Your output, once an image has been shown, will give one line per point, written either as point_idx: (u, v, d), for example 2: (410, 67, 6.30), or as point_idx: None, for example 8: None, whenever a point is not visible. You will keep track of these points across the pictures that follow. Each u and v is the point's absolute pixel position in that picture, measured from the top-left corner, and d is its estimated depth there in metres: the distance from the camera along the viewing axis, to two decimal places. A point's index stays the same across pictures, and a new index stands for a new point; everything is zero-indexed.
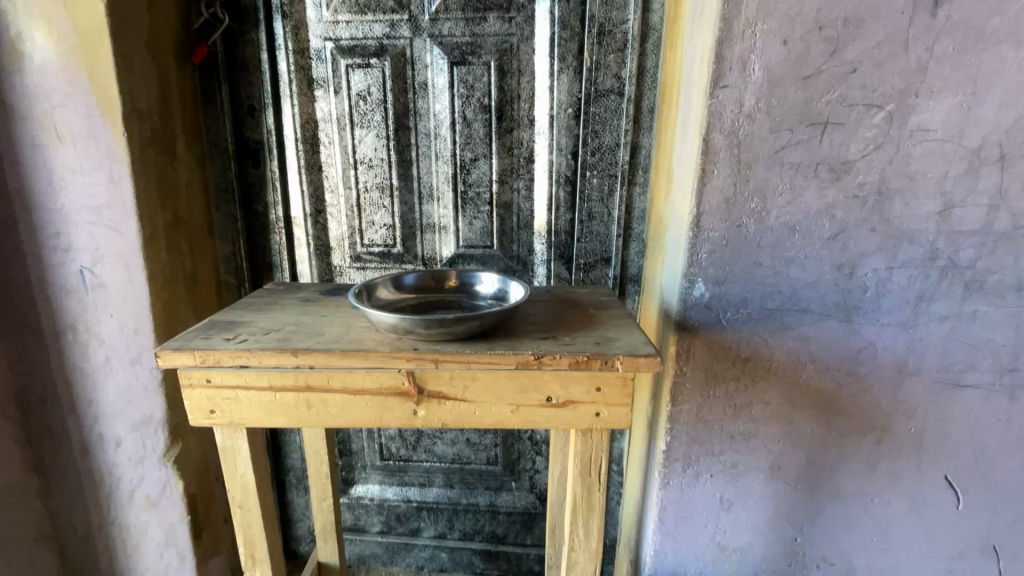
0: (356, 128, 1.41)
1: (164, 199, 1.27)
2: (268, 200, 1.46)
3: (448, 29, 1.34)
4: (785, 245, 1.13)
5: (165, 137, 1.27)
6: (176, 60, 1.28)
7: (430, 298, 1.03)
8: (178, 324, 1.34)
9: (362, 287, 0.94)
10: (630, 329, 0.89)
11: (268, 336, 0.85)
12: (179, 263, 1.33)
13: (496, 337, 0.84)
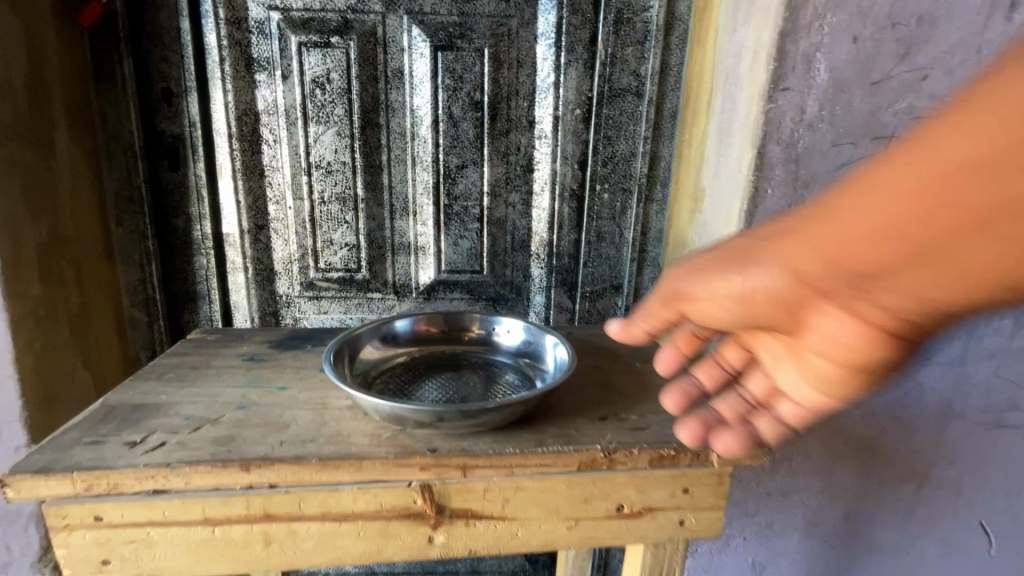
0: (312, 124, 1.11)
1: (34, 211, 0.91)
2: (191, 212, 1.13)
3: (431, 6, 1.08)
4: None
5: (39, 126, 0.91)
6: (54, 21, 0.93)
7: (437, 354, 0.82)
8: (60, 381, 0.98)
9: (347, 341, 0.73)
10: None
11: (199, 434, 0.56)
12: (62, 298, 0.98)
13: (541, 423, 0.60)
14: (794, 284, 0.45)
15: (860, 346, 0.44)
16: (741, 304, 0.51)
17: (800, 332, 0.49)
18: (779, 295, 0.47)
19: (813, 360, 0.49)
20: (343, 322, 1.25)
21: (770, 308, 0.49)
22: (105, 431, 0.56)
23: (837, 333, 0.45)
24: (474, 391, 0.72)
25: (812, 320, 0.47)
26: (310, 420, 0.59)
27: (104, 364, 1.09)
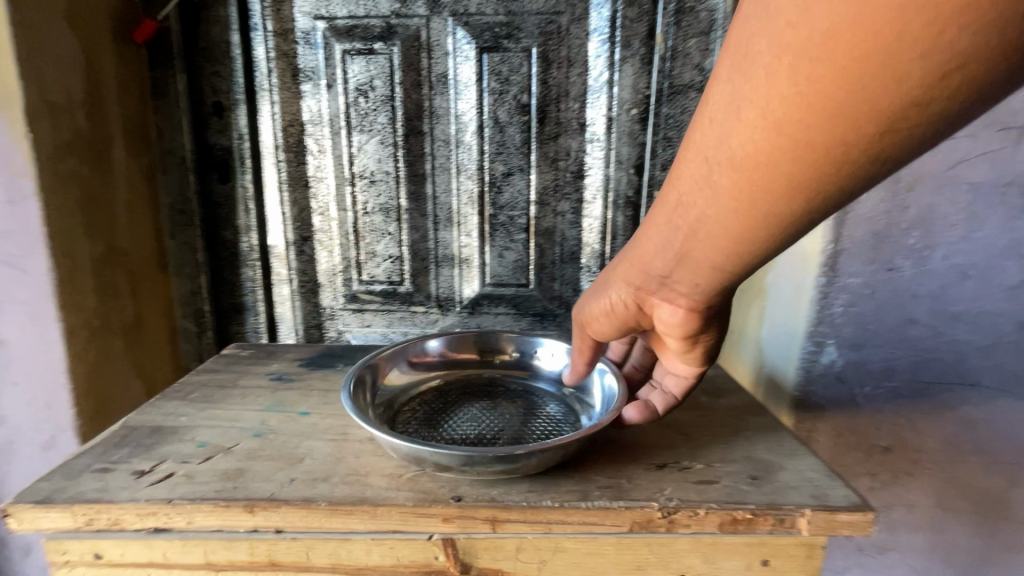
0: (356, 133, 1.09)
1: (90, 226, 0.93)
2: (238, 224, 1.13)
3: (477, 6, 1.03)
4: (952, 296, 0.79)
5: (96, 141, 0.94)
6: (111, 40, 0.96)
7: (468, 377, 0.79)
8: (113, 391, 0.99)
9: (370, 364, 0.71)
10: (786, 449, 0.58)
11: (208, 466, 0.51)
12: (116, 311, 0.99)
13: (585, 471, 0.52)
14: (707, 165, 0.46)
15: (688, 318, 0.58)
16: (613, 314, 0.62)
17: (669, 295, 0.57)
18: (637, 296, 0.60)
19: (671, 339, 0.62)
20: (386, 336, 1.21)
21: (631, 309, 0.61)
22: (118, 456, 0.52)
23: (674, 312, 0.58)
24: (509, 423, 0.66)
25: (660, 298, 0.58)
26: (327, 453, 0.54)
27: (155, 375, 1.10)
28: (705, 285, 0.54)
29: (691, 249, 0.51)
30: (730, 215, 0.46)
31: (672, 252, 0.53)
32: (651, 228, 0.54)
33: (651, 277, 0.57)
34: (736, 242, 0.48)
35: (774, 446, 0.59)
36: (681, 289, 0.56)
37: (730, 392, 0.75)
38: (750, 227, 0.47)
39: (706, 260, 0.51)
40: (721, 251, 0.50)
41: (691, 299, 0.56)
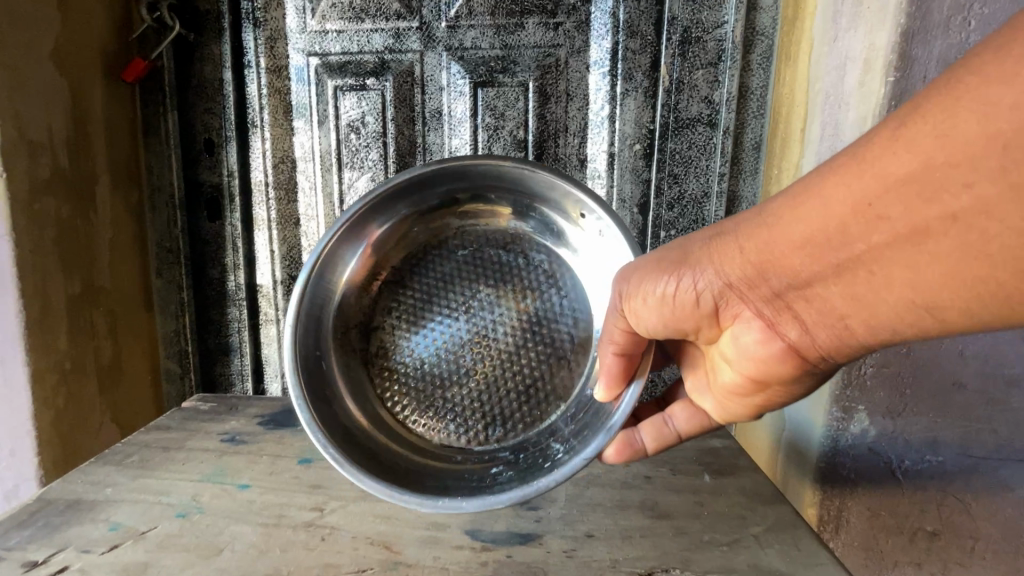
0: (347, 170, 1.04)
1: (67, 266, 0.90)
2: (226, 262, 1.10)
3: (472, 40, 0.98)
4: (1006, 361, 0.68)
5: (80, 180, 0.92)
6: (102, 81, 0.96)
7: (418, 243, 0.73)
8: (83, 438, 0.93)
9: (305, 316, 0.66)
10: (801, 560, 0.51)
11: (110, 558, 0.53)
12: (91, 352, 0.94)
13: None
14: (933, 166, 0.34)
15: (773, 364, 0.50)
16: (680, 309, 0.51)
17: (779, 326, 0.48)
18: (725, 296, 0.49)
19: (729, 376, 0.55)
20: None
21: (711, 315, 0.51)
22: (19, 540, 0.55)
23: (762, 347, 0.50)
24: (510, 340, 0.67)
25: (755, 324, 0.49)
26: (251, 544, 0.54)
27: (133, 420, 1.04)
28: (834, 334, 0.45)
29: (857, 273, 0.40)
30: (930, 258, 0.37)
31: (828, 259, 0.41)
32: (806, 212, 0.41)
33: (775, 284, 0.45)
34: (905, 291, 0.39)
35: (789, 551, 0.52)
36: (806, 322, 0.46)
37: (741, 471, 0.65)
38: (931, 281, 0.37)
39: (861, 295, 0.41)
40: (888, 294, 0.40)
41: (816, 345, 0.47)
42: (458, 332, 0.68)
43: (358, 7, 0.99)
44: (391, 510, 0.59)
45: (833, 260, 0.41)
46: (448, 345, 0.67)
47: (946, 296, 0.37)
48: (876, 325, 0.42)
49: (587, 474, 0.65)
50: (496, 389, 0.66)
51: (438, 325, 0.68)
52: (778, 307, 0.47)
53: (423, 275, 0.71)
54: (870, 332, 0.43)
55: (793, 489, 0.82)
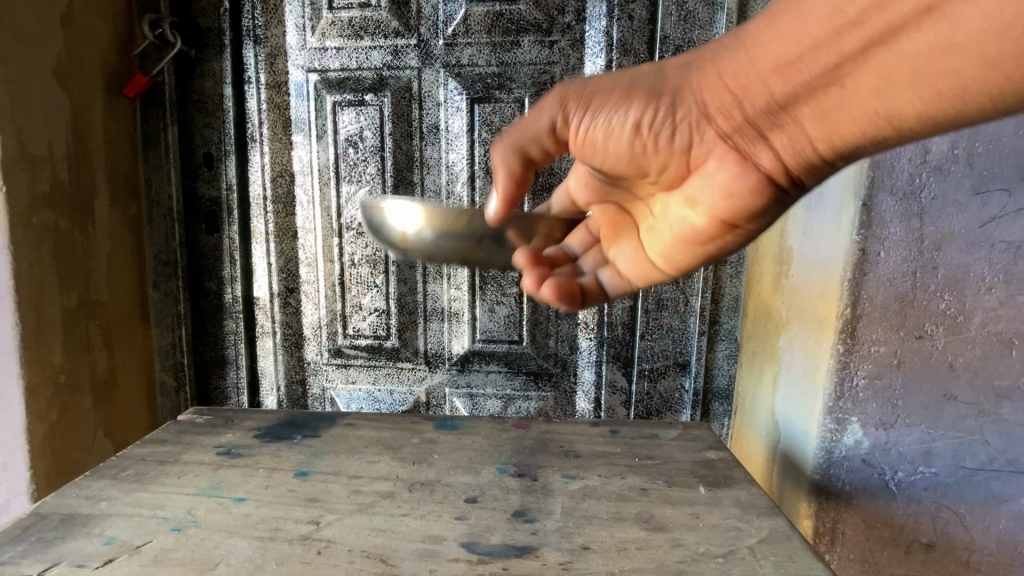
0: (344, 184, 1.05)
1: (63, 278, 0.90)
2: (223, 275, 1.11)
3: (469, 57, 1.00)
4: (995, 372, 0.69)
5: (79, 193, 0.93)
6: (103, 96, 0.97)
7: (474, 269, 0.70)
8: (76, 453, 0.92)
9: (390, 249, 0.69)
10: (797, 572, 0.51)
11: (105, 573, 0.52)
12: (86, 365, 0.94)
13: None
14: None
15: (744, 200, 0.52)
16: (654, 143, 0.52)
17: (751, 157, 0.50)
18: (703, 129, 0.51)
19: (686, 220, 0.56)
20: (372, 394, 1.14)
21: (684, 150, 0.52)
22: (11, 555, 0.54)
23: (731, 182, 0.52)
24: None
25: (727, 159, 0.51)
26: (246, 558, 0.54)
27: (126, 436, 1.04)
28: (809, 154, 0.48)
29: (827, 86, 0.43)
30: (897, 64, 0.39)
31: (800, 76, 0.44)
32: (790, 30, 0.44)
33: (749, 111, 0.48)
34: (874, 100, 0.41)
35: (784, 562, 0.53)
36: (781, 149, 0.49)
37: (735, 483, 0.65)
38: (899, 90, 0.40)
39: (833, 110, 0.44)
40: (858, 105, 0.43)
41: (786, 166, 0.50)
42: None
43: (357, 25, 1.01)
44: (388, 524, 0.59)
45: (807, 70, 0.44)
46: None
47: (911, 103, 0.40)
48: (852, 138, 0.45)
49: (583, 487, 0.65)
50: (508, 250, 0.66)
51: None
52: (754, 134, 0.49)
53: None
54: (842, 146, 0.46)
55: (789, 501, 0.82)
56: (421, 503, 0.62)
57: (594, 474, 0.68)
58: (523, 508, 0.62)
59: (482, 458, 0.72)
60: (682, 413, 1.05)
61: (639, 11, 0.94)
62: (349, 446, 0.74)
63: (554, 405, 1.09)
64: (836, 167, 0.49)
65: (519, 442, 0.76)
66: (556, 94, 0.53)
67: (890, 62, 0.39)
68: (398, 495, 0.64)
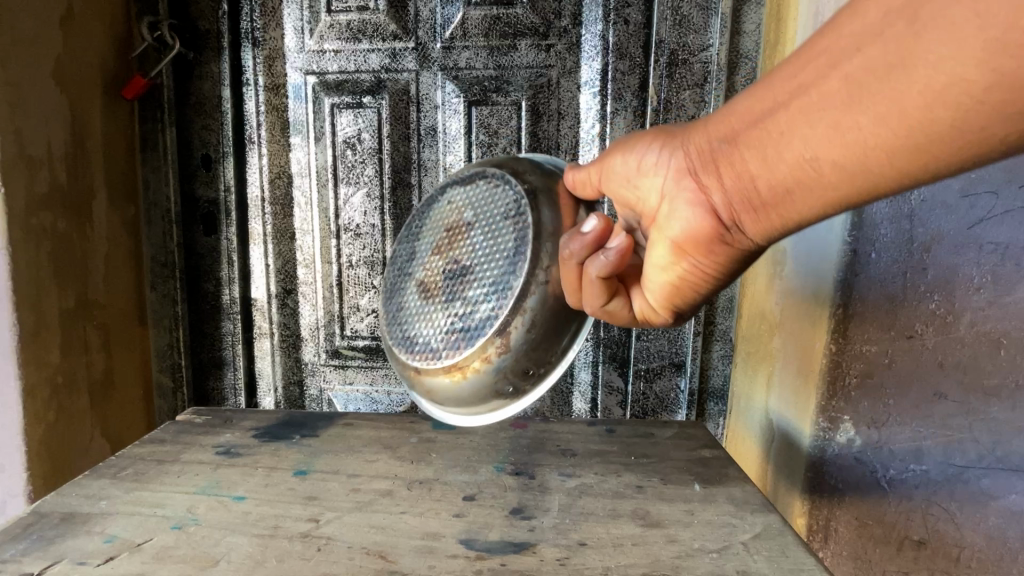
0: (342, 185, 1.06)
1: (61, 279, 0.90)
2: (220, 276, 1.11)
3: (466, 60, 1.01)
4: (984, 370, 0.69)
5: (77, 195, 0.93)
6: (102, 97, 0.97)
7: (436, 284, 0.60)
8: (73, 453, 0.92)
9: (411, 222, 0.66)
10: (790, 568, 0.52)
11: (106, 570, 0.53)
12: (83, 366, 0.94)
13: None
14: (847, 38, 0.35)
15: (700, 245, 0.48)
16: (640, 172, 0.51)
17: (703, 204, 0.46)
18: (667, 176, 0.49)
19: (656, 253, 0.52)
20: (369, 395, 1.14)
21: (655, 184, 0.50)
22: (12, 553, 0.55)
23: (685, 220, 0.48)
24: (474, 288, 0.57)
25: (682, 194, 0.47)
26: (246, 555, 0.54)
27: (123, 437, 1.03)
28: (751, 203, 0.44)
29: (766, 134, 0.40)
30: (826, 120, 0.37)
31: (750, 133, 0.42)
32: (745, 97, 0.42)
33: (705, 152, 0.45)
34: (806, 152, 0.39)
35: (777, 557, 0.54)
36: (725, 193, 0.45)
37: (729, 480, 0.66)
38: (827, 144, 0.37)
39: (770, 164, 0.41)
40: (794, 163, 0.40)
41: (731, 211, 0.45)
42: (441, 253, 0.60)
43: (355, 28, 1.02)
44: (386, 521, 0.59)
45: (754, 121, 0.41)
46: (450, 231, 0.60)
47: (833, 159, 0.38)
48: (783, 190, 0.41)
49: (579, 484, 0.66)
50: (506, 233, 0.56)
51: (434, 245, 0.61)
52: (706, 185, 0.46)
53: (398, 274, 0.64)
54: (777, 199, 0.42)
55: (784, 500, 0.83)
56: (420, 500, 0.63)
57: (591, 472, 0.68)
58: (520, 506, 0.62)
59: (480, 457, 0.72)
60: (678, 413, 1.06)
61: (634, 16, 0.96)
62: (347, 445, 0.75)
63: (551, 405, 1.10)
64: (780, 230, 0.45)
65: (517, 441, 0.77)
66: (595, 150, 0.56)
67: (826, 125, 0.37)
68: (396, 493, 0.64)
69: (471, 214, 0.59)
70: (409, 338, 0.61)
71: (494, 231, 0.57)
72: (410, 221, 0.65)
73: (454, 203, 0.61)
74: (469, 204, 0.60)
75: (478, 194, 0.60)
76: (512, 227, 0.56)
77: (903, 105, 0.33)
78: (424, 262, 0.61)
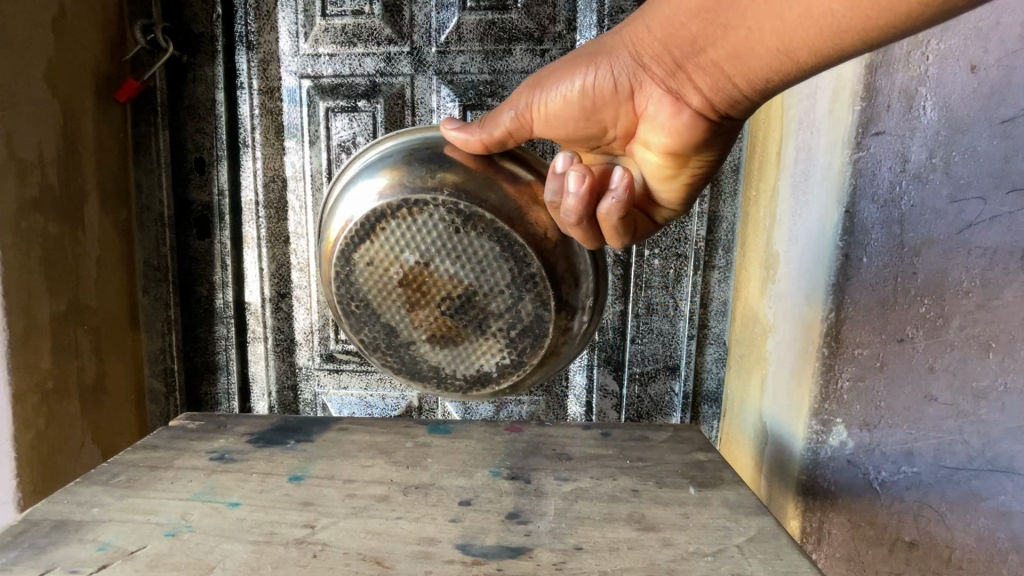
0: None
1: (51, 282, 0.89)
2: (214, 280, 1.10)
3: (461, 64, 1.01)
4: (971, 371, 0.70)
5: (68, 199, 0.92)
6: (94, 101, 0.97)
7: (456, 331, 0.55)
8: (63, 458, 0.91)
9: (356, 313, 0.56)
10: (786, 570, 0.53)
11: None
12: (74, 370, 0.93)
13: None
14: None
15: (685, 141, 0.50)
16: (599, 97, 0.50)
17: (683, 97, 0.48)
18: (634, 77, 0.49)
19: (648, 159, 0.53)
20: (364, 400, 1.14)
21: (623, 97, 0.50)
22: (5, 561, 0.54)
23: (671, 124, 0.50)
24: (495, 302, 0.54)
25: (662, 105, 0.49)
26: (242, 561, 0.54)
27: (116, 441, 1.03)
28: (733, 96, 0.47)
29: (732, 31, 0.43)
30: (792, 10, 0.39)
31: (716, 24, 0.43)
32: None
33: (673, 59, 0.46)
34: (777, 43, 0.41)
35: (771, 559, 0.54)
36: (703, 90, 0.47)
37: (724, 483, 0.67)
38: (798, 33, 0.40)
39: (744, 59, 0.44)
40: (766, 49, 0.42)
41: (713, 109, 0.48)
42: (427, 305, 0.54)
43: (350, 32, 1.02)
44: (383, 526, 0.59)
45: (716, 15, 0.42)
46: (414, 280, 0.53)
47: (805, 43, 0.40)
48: (757, 79, 0.45)
49: (575, 488, 0.66)
50: (480, 241, 0.52)
51: (410, 302, 0.54)
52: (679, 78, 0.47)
53: (391, 345, 0.57)
54: (755, 86, 0.45)
55: (779, 502, 0.85)
56: (415, 505, 0.63)
57: (587, 476, 0.69)
58: (516, 510, 0.62)
59: (476, 461, 0.72)
60: (672, 416, 1.06)
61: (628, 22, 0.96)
62: (342, 450, 0.75)
63: (546, 409, 1.10)
64: (758, 103, 0.48)
65: (512, 444, 0.77)
66: (516, 91, 0.54)
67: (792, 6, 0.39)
68: (393, 498, 0.64)
69: (416, 253, 0.53)
70: (468, 380, 0.57)
71: (465, 248, 0.52)
72: (343, 302, 0.57)
73: (384, 260, 0.53)
74: (406, 245, 0.53)
75: (402, 232, 0.53)
76: (478, 232, 0.52)
77: None
78: (416, 321, 0.55)
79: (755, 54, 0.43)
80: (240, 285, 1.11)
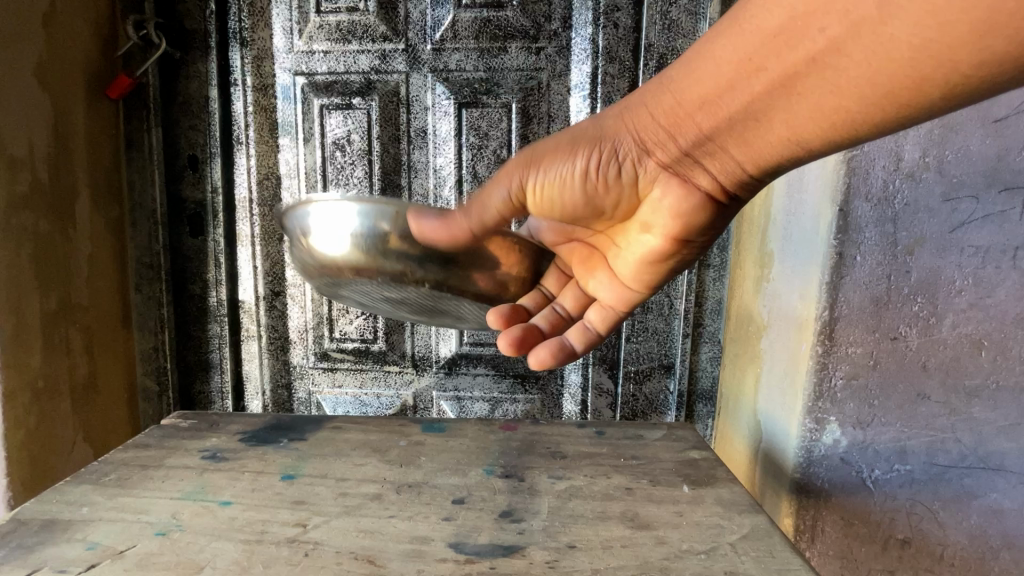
0: (332, 187, 1.05)
1: (42, 280, 0.88)
2: (208, 278, 1.10)
3: (457, 62, 1.01)
4: (962, 369, 0.71)
5: (60, 195, 0.92)
6: (86, 95, 0.96)
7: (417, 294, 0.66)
8: (54, 458, 0.90)
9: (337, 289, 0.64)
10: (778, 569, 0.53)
11: None
12: (65, 369, 0.92)
13: None
14: (795, 17, 0.37)
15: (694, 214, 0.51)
16: (601, 184, 0.50)
17: (691, 178, 0.49)
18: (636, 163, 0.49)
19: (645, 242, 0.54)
20: (358, 399, 1.14)
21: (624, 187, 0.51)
22: None
23: (678, 205, 0.51)
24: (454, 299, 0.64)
25: (670, 187, 0.50)
26: (233, 561, 0.54)
27: (105, 440, 1.02)
28: (745, 181, 0.49)
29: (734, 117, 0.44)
30: (807, 97, 0.39)
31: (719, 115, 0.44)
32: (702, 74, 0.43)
33: (681, 144, 0.47)
34: (784, 134, 0.43)
35: (764, 558, 0.54)
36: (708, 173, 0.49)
37: (717, 481, 0.67)
38: (802, 125, 0.41)
39: (750, 145, 0.45)
40: (772, 135, 0.44)
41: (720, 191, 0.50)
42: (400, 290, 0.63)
43: (344, 29, 1.01)
44: (376, 525, 0.59)
45: (720, 104, 0.44)
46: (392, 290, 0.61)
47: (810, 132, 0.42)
48: (770, 157, 0.46)
49: (569, 487, 0.66)
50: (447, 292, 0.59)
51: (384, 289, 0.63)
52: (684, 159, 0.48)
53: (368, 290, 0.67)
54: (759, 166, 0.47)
55: (771, 500, 0.85)
56: (409, 504, 0.62)
57: (580, 475, 0.69)
58: (510, 508, 0.62)
59: (469, 459, 0.72)
60: (667, 415, 1.07)
61: (623, 20, 0.96)
62: (335, 449, 0.74)
63: (541, 407, 1.10)
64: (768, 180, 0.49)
65: (506, 443, 0.77)
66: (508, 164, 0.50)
67: (790, 84, 0.40)
68: (385, 497, 0.64)
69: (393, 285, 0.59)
70: None
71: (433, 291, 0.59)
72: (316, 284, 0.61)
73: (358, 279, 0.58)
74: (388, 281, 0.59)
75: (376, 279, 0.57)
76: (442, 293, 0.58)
77: (863, 73, 0.36)
78: None
79: (761, 133, 0.44)
80: (235, 283, 1.10)
